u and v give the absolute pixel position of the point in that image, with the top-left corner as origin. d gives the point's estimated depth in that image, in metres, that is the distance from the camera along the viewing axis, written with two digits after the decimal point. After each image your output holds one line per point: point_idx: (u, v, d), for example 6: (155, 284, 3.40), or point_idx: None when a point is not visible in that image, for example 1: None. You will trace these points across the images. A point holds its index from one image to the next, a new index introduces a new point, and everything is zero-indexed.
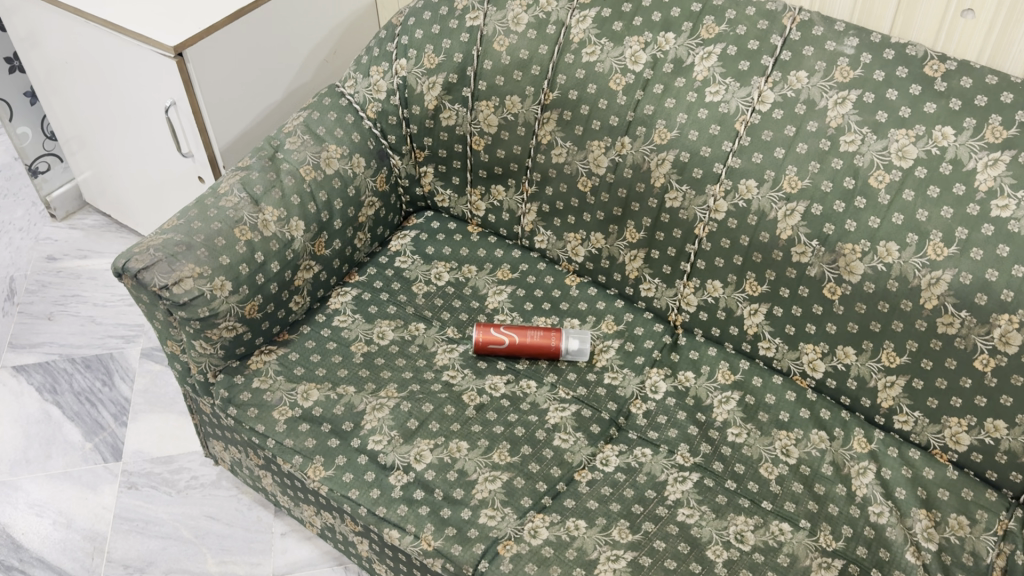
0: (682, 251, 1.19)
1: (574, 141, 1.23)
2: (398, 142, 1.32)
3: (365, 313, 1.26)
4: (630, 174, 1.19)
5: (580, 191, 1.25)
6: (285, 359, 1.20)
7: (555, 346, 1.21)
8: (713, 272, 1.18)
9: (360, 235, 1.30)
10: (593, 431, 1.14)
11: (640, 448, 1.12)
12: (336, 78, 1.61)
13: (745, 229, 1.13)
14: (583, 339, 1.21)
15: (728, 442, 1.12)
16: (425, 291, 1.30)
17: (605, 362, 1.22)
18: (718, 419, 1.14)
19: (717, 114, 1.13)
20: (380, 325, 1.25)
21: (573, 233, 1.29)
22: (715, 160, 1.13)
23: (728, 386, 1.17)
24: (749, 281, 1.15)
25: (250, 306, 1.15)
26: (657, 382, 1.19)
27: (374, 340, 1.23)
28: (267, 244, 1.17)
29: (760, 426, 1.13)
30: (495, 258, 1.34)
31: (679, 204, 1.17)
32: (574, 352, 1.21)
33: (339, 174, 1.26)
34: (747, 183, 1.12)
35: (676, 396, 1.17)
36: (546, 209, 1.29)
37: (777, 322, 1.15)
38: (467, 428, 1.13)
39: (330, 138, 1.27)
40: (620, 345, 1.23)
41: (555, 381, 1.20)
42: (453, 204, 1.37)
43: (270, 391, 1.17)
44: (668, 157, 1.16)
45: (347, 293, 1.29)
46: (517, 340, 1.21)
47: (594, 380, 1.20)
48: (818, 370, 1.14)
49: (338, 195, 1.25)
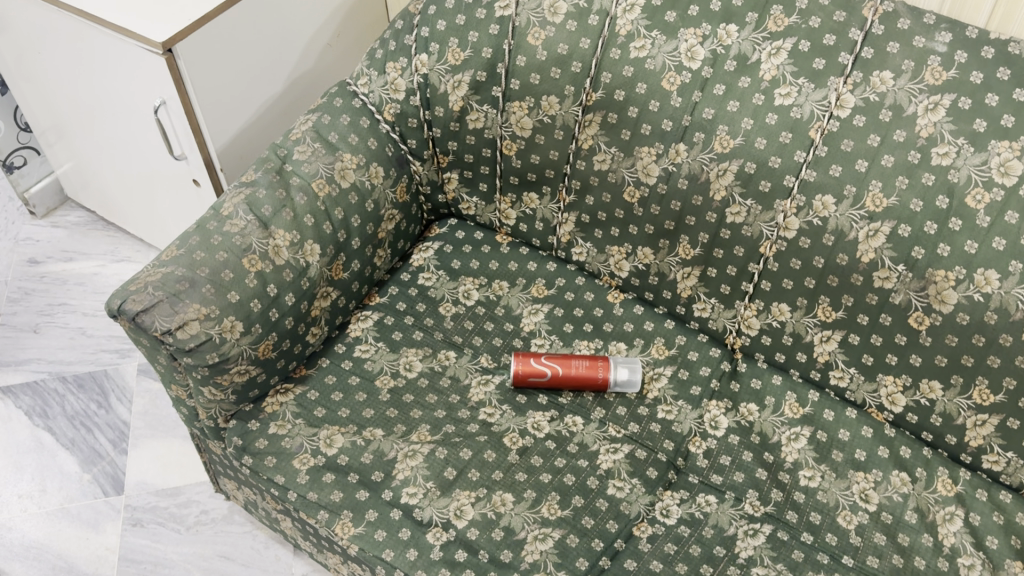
0: (744, 271, 1.07)
1: (620, 146, 1.09)
2: (419, 146, 1.18)
3: (388, 341, 1.14)
4: (686, 185, 1.06)
5: (626, 202, 1.12)
6: (303, 399, 1.08)
7: (602, 377, 1.09)
8: (779, 294, 1.06)
9: (380, 253, 1.17)
10: (650, 477, 1.03)
11: (703, 495, 1.02)
12: (341, 62, 1.45)
13: (818, 250, 1.01)
14: (633, 369, 1.10)
15: (800, 487, 1.01)
16: (453, 313, 1.17)
17: (657, 394, 1.10)
18: (788, 460, 1.04)
19: (788, 120, 0.99)
20: (406, 355, 1.13)
21: (616, 247, 1.16)
22: (785, 172, 1.00)
23: (797, 421, 1.06)
24: (821, 306, 1.03)
25: (264, 346, 1.02)
26: (716, 417, 1.08)
27: (401, 373, 1.11)
28: (279, 275, 1.03)
29: (835, 467, 1.03)
30: (529, 273, 1.21)
31: (742, 219, 1.04)
32: (623, 384, 1.10)
33: (356, 187, 1.12)
34: (823, 200, 0.99)
35: (739, 433, 1.06)
36: (586, 220, 1.16)
37: (852, 351, 1.04)
38: (511, 477, 1.02)
39: (343, 145, 1.13)
40: (673, 373, 1.12)
41: (604, 416, 1.09)
42: (480, 212, 1.24)
43: (289, 437, 1.05)
44: (730, 168, 1.03)
45: (368, 318, 1.16)
46: (560, 371, 1.09)
47: (647, 415, 1.09)
48: (898, 405, 1.03)
49: (355, 212, 1.12)
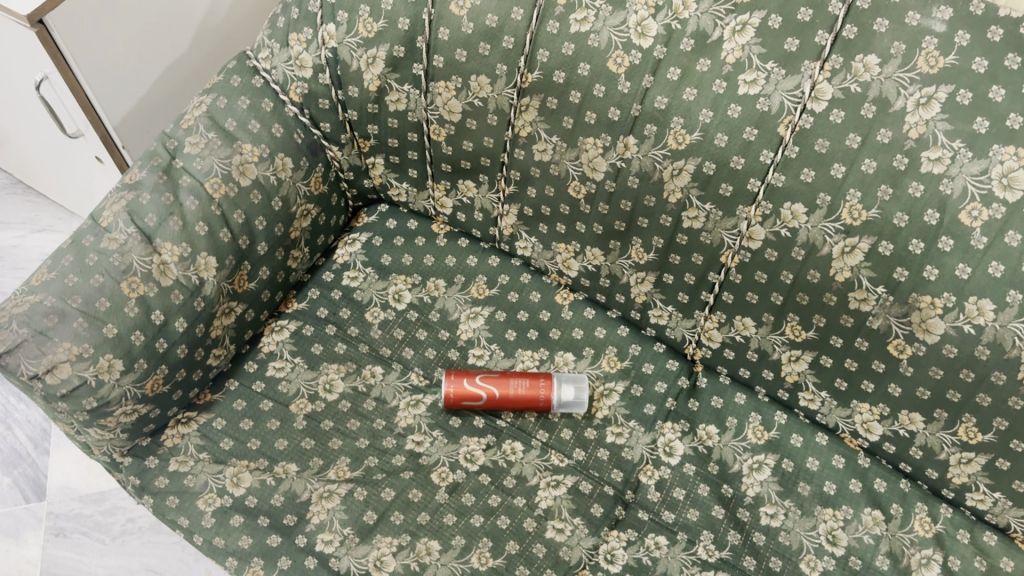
0: (703, 281, 0.93)
1: (562, 135, 0.93)
2: (334, 129, 1.02)
3: (307, 356, 1.02)
4: (636, 183, 0.91)
5: (571, 198, 0.97)
6: (208, 429, 0.97)
7: (545, 399, 0.97)
8: (743, 308, 0.92)
9: (295, 253, 1.04)
10: (594, 515, 0.92)
11: (652, 535, 0.91)
12: (258, 9, 1.28)
13: (787, 263, 0.87)
14: (580, 388, 0.98)
15: (761, 527, 0.91)
16: (381, 320, 1.04)
17: (607, 413, 0.99)
18: (748, 494, 0.93)
19: (754, 113, 0.83)
20: (326, 372, 1.01)
21: (563, 244, 1.02)
22: (749, 175, 0.85)
23: (760, 447, 0.95)
24: (790, 324, 0.90)
25: (152, 382, 0.90)
26: (671, 442, 0.96)
27: (320, 395, 0.99)
28: (166, 298, 0.90)
29: (800, 503, 0.92)
30: (468, 269, 1.07)
31: (701, 225, 0.90)
32: (569, 406, 0.98)
33: (259, 184, 0.97)
34: (793, 209, 0.84)
35: (696, 462, 0.95)
36: (528, 213, 1.02)
37: (824, 374, 0.91)
38: (438, 520, 0.91)
39: (243, 134, 0.97)
40: (626, 389, 1.00)
41: (547, 441, 0.97)
42: (412, 199, 1.09)
43: (191, 475, 0.94)
44: (687, 167, 0.88)
45: (283, 328, 1.03)
46: (498, 393, 0.97)
47: (594, 439, 0.97)
48: (874, 433, 0.91)
49: (260, 213, 0.98)
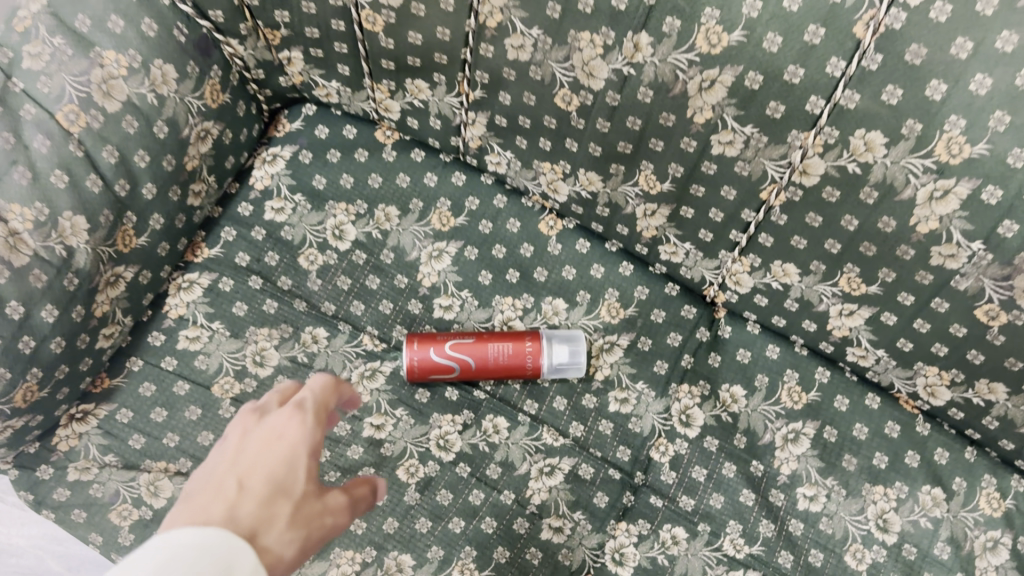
0: (734, 218, 0.72)
1: (546, 28, 0.66)
2: (229, 18, 0.75)
3: (228, 320, 0.80)
4: (649, 96, 0.67)
5: (559, 110, 0.72)
6: (111, 423, 0.77)
7: (533, 366, 0.78)
8: (785, 253, 0.72)
9: (196, 188, 0.80)
10: (598, 507, 0.76)
11: (668, 527, 0.76)
12: None
13: (851, 206, 0.65)
14: (576, 350, 0.78)
15: (798, 513, 0.76)
16: (319, 266, 0.82)
17: (608, 375, 0.80)
18: (782, 472, 0.77)
19: (820, 6, 0.56)
20: (255, 340, 0.79)
21: (549, 163, 0.78)
22: (810, 91, 0.61)
23: (798, 413, 0.78)
24: (846, 276, 0.70)
25: (25, 392, 0.70)
26: (688, 409, 0.79)
27: (248, 370, 0.78)
28: (23, 283, 0.66)
29: (845, 481, 0.76)
30: (426, 191, 0.84)
31: (737, 153, 0.67)
32: (563, 373, 0.78)
33: (133, 106, 0.71)
34: (867, 138, 0.61)
35: (720, 435, 0.78)
36: (501, 124, 0.77)
37: (884, 332, 0.72)
38: (409, 527, 0.75)
39: (101, 36, 0.69)
40: (631, 344, 0.80)
41: (536, 414, 0.79)
42: (346, 100, 0.84)
43: (97, 484, 0.75)
44: (722, 78, 0.63)
45: (193, 285, 0.81)
46: (474, 362, 0.77)
47: (593, 409, 0.79)
48: (939, 399, 0.74)
49: (138, 145, 0.72)
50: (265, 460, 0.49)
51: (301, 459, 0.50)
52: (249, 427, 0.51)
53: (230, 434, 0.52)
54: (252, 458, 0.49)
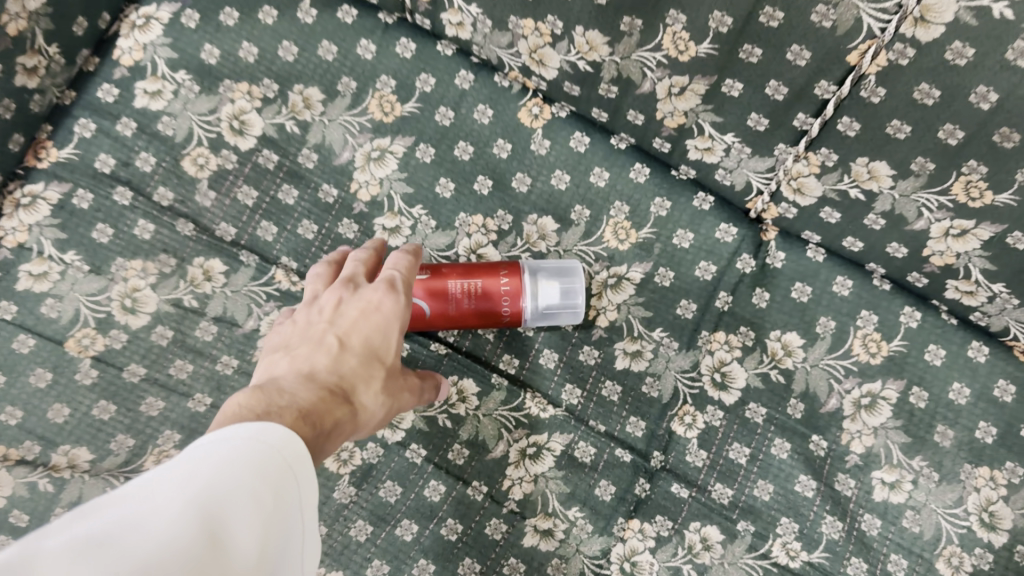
0: (804, 95, 0.49)
1: None
2: None
3: (86, 249, 0.57)
4: None
5: None
6: None
7: (513, 312, 0.55)
8: (874, 146, 0.50)
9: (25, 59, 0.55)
10: (601, 500, 0.56)
11: (696, 527, 0.55)
12: None
13: (990, 71, 0.43)
14: (572, 289, 0.56)
15: (874, 505, 0.56)
16: (213, 173, 0.59)
17: (614, 320, 0.58)
18: (853, 450, 0.56)
19: None
20: (123, 277, 0.57)
21: (532, 20, 0.54)
22: None
23: (876, 369, 0.57)
24: (961, 180, 0.49)
25: None
26: (724, 365, 0.58)
27: (115, 319, 0.57)
28: None
29: (938, 462, 0.56)
30: (362, 66, 0.60)
31: None
32: (553, 319, 0.56)
33: None
34: None
35: (768, 400, 0.57)
36: None
37: (1009, 258, 0.51)
38: (342, 534, 0.54)
39: None
40: (646, 278, 0.59)
41: (517, 374, 0.58)
42: None
43: None
44: None
45: (37, 201, 0.57)
46: (429, 310, 0.54)
47: (594, 366, 0.58)
48: None
49: None
50: (364, 323, 0.46)
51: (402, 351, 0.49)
52: (344, 292, 0.47)
53: (320, 302, 0.48)
54: (348, 322, 0.46)
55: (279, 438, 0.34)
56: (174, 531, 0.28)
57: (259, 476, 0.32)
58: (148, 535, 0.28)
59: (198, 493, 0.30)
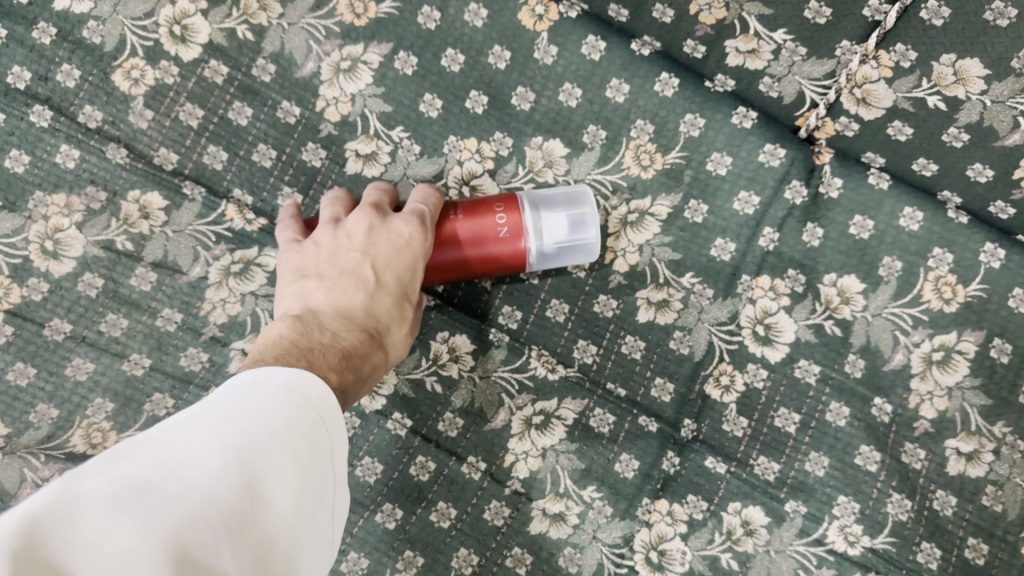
0: None
1: None
2: None
3: None
4: None
5: None
6: None
7: (509, 253, 0.45)
8: (958, 40, 0.46)
9: None
10: (621, 478, 0.47)
11: (735, 509, 0.46)
12: None
13: None
14: (574, 215, 0.45)
15: (947, 481, 0.47)
16: (149, 89, 0.48)
17: (636, 262, 0.49)
18: (923, 416, 0.47)
19: None
20: (42, 214, 0.47)
21: None
22: None
23: (951, 319, 0.47)
24: None
25: None
26: (769, 315, 0.48)
27: (34, 266, 0.47)
28: None
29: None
30: None
31: None
32: (559, 255, 0.46)
33: None
34: None
35: (821, 357, 0.48)
36: None
37: None
38: None
39: None
40: (674, 212, 0.49)
41: (519, 329, 0.48)
42: None
43: None
44: None
45: None
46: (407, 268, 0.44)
47: (612, 317, 0.48)
48: None
49: None
50: (396, 261, 0.42)
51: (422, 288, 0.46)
52: (372, 221, 0.43)
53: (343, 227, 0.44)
54: (381, 257, 0.42)
55: (317, 386, 0.32)
56: (217, 485, 0.26)
57: (297, 430, 0.30)
58: (188, 487, 0.26)
59: (237, 446, 0.28)
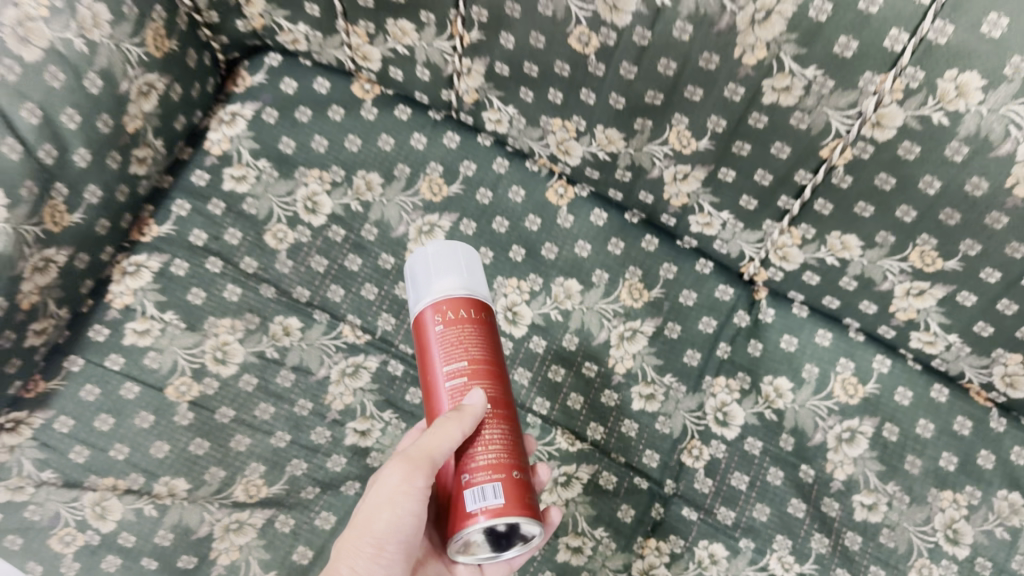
0: (786, 181, 0.60)
1: None
2: None
3: (182, 310, 0.68)
4: (686, 35, 0.54)
5: (571, 53, 0.60)
6: (47, 433, 0.65)
7: (444, 306, 0.50)
8: (844, 222, 0.61)
9: (141, 153, 0.67)
10: (622, 522, 0.65)
11: (704, 544, 0.65)
12: None
13: (935, 167, 0.54)
14: (423, 268, 0.52)
15: (855, 524, 0.65)
16: (290, 245, 0.70)
17: (632, 366, 0.69)
18: (837, 477, 0.66)
19: None
20: (214, 333, 0.67)
21: (560, 119, 0.66)
22: (892, 22, 0.48)
23: (854, 408, 0.67)
24: (918, 249, 0.59)
25: None
26: (726, 405, 0.68)
27: (208, 369, 0.67)
28: None
29: (909, 486, 0.66)
30: (415, 154, 0.73)
31: (793, 100, 0.55)
32: (462, 260, 0.53)
33: (55, 55, 0.59)
34: (961, 80, 0.49)
35: (763, 434, 0.67)
36: (502, 73, 0.65)
37: (958, 314, 0.62)
38: None
39: None
40: (657, 330, 0.69)
41: (548, 414, 0.67)
42: (317, 48, 0.72)
43: (31, 507, 0.63)
44: (781, 8, 0.50)
45: (141, 269, 0.69)
46: (480, 405, 0.47)
47: (615, 406, 0.68)
48: (1019, 390, 0.64)
49: (64, 102, 0.60)
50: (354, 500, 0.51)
51: (395, 490, 0.47)
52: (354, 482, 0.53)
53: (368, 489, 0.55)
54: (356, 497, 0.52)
55: None
56: None
57: None
58: None
59: None
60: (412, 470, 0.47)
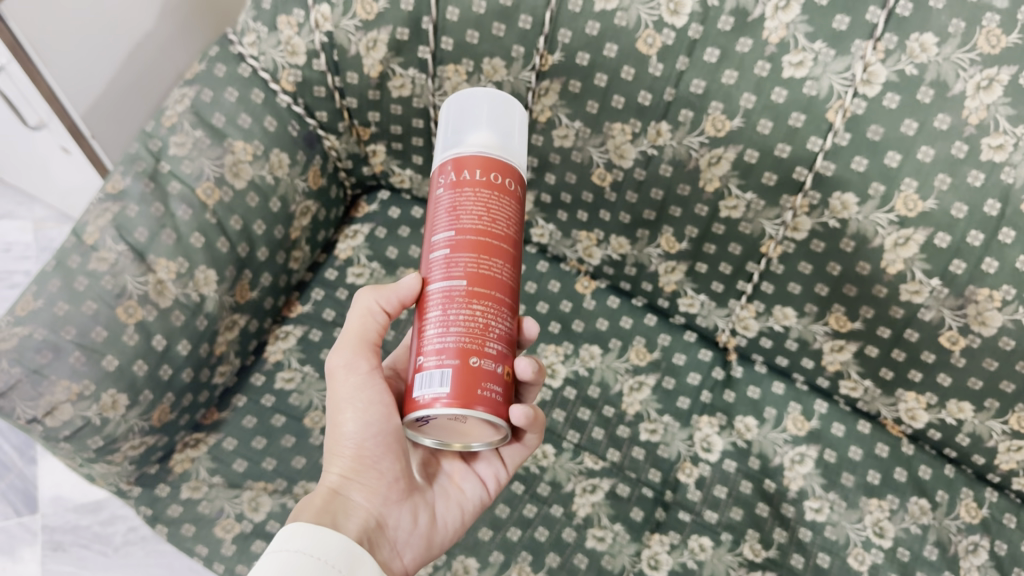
0: (741, 271, 0.89)
1: (585, 120, 0.85)
2: (331, 118, 0.95)
3: (317, 364, 0.97)
4: (669, 172, 0.85)
5: (594, 185, 0.90)
6: (218, 449, 0.91)
7: (474, 164, 0.58)
8: (782, 298, 0.89)
9: (296, 254, 0.98)
10: (634, 520, 0.89)
11: (696, 537, 0.88)
12: (216, 13, 1.22)
13: (836, 256, 0.82)
14: (471, 114, 0.62)
15: (806, 522, 0.89)
16: None
17: (640, 409, 0.95)
18: (792, 488, 0.90)
19: (801, 98, 0.74)
20: None
21: (586, 232, 0.97)
22: (796, 163, 0.78)
23: (802, 439, 0.93)
24: (835, 315, 0.86)
25: (160, 412, 0.85)
26: (709, 437, 0.93)
27: None
28: (166, 321, 0.82)
29: (845, 495, 0.90)
30: None
31: (740, 214, 0.84)
32: (506, 129, 0.61)
33: (254, 185, 0.89)
34: (843, 199, 0.78)
35: (736, 457, 0.92)
36: (546, 200, 0.96)
37: (869, 364, 0.88)
38: (472, 537, 0.87)
39: (233, 130, 0.88)
40: (657, 382, 0.96)
41: (579, 442, 0.93)
42: (416, 186, 1.04)
43: (205, 501, 0.87)
44: (726, 155, 0.80)
45: (289, 335, 0.99)
46: (454, 283, 0.56)
47: (628, 437, 0.93)
48: (919, 421, 0.89)
49: (257, 215, 0.90)
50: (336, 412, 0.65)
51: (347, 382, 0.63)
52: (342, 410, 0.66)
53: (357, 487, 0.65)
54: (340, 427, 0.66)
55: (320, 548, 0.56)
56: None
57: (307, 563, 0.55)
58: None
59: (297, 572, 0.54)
60: (352, 357, 0.63)
